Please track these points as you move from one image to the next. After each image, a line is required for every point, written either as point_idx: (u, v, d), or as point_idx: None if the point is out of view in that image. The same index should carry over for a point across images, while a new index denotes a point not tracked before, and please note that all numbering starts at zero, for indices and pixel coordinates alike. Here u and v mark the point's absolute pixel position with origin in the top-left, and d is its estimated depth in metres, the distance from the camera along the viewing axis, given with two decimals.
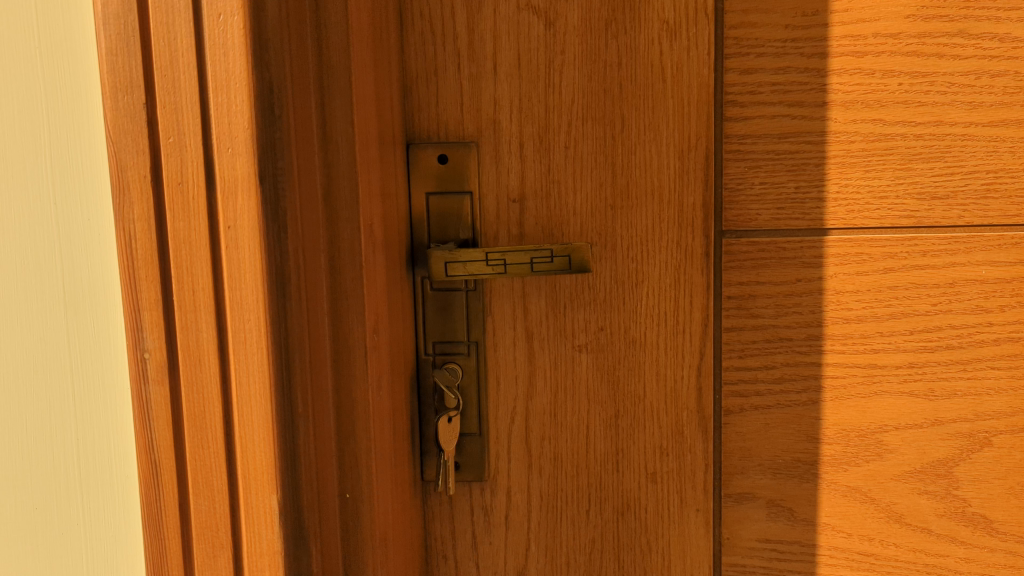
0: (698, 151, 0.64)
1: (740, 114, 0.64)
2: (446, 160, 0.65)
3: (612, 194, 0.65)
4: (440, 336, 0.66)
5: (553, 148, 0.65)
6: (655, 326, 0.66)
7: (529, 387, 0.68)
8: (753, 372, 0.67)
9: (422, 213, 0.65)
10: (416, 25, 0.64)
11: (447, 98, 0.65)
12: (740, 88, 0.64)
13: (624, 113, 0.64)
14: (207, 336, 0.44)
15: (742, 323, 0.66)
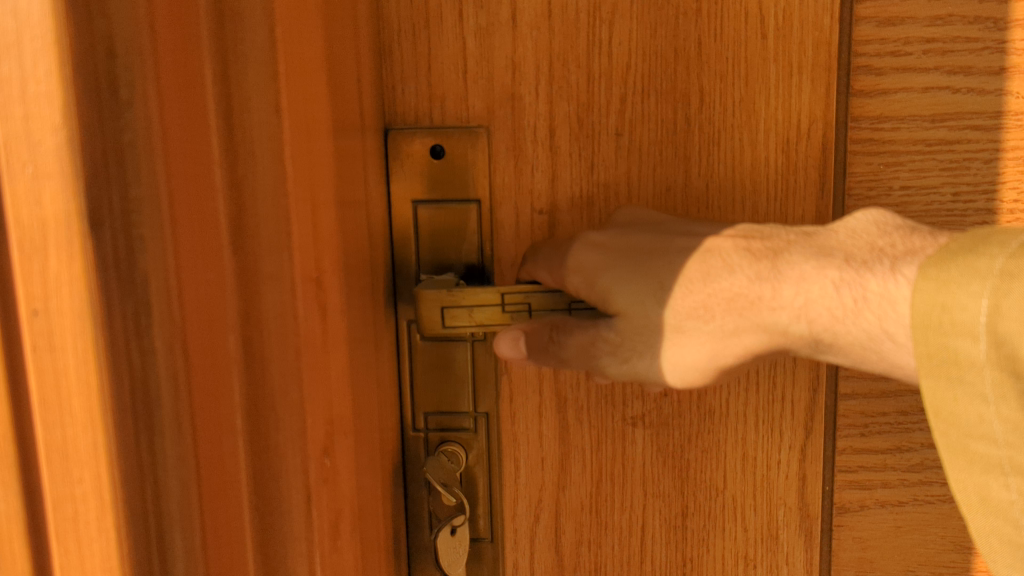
0: (811, 141, 0.44)
1: (875, 87, 0.43)
2: (441, 154, 0.44)
3: (684, 204, 0.45)
4: (435, 406, 0.46)
5: (599, 136, 0.44)
6: (740, 392, 0.47)
7: (560, 476, 0.48)
8: (881, 457, 0.47)
9: (408, 230, 0.45)
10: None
11: (442, 61, 0.44)
12: (879, 46, 0.43)
13: (704, 85, 0.44)
14: (7, 509, 0.24)
15: (867, 388, 0.47)
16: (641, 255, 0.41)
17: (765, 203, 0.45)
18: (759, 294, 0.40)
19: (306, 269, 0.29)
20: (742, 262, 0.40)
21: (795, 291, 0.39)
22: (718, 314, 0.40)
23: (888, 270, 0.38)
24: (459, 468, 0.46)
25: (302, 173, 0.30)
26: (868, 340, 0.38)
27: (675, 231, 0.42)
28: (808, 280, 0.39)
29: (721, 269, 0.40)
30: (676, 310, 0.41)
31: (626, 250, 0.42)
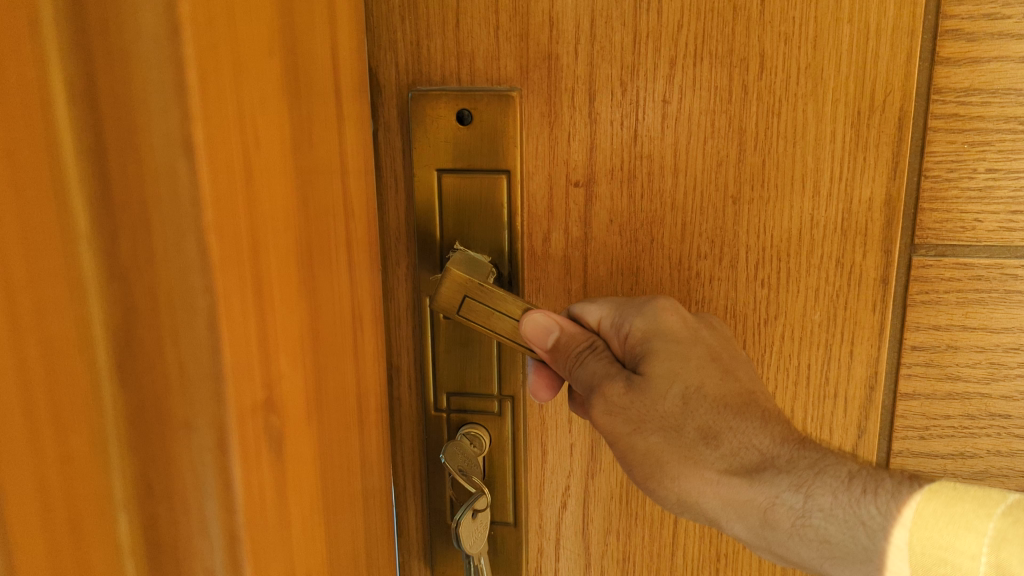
0: (885, 115, 0.39)
1: (964, 54, 0.38)
2: (468, 119, 0.40)
3: (736, 181, 0.41)
4: (457, 385, 0.44)
5: (644, 103, 0.40)
6: (787, 385, 0.43)
7: (589, 462, 0.46)
8: (942, 462, 0.43)
9: (432, 200, 0.42)
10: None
11: (472, 14, 0.40)
12: (973, 8, 0.37)
13: (764, 48, 0.39)
14: None
15: (931, 388, 0.42)
16: (704, 355, 0.38)
17: (828, 182, 0.40)
18: (778, 454, 0.36)
19: (261, 300, 0.26)
20: (774, 426, 0.37)
21: (813, 466, 0.36)
22: (725, 435, 0.36)
23: (905, 479, 0.35)
24: (483, 453, 0.44)
25: (259, 185, 0.26)
26: (864, 536, 0.35)
27: (741, 363, 0.39)
28: (830, 463, 0.36)
29: (755, 415, 0.37)
30: (688, 421, 0.36)
31: (694, 342, 0.38)
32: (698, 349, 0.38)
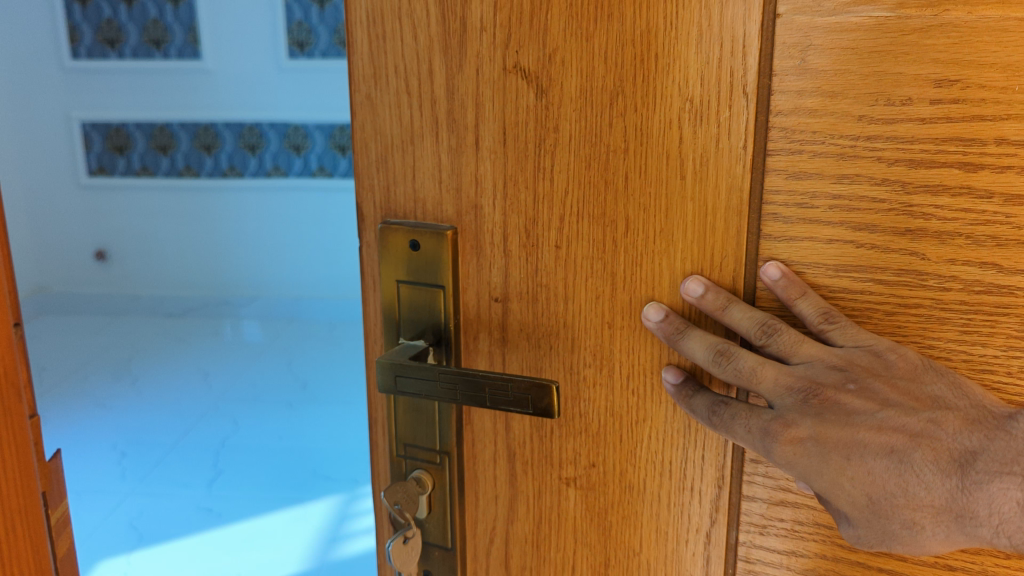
0: (723, 273, 0.49)
1: (783, 232, 0.48)
2: (417, 247, 0.54)
3: (610, 312, 0.52)
4: (408, 439, 0.58)
5: (540, 247, 0.52)
6: (655, 475, 0.54)
7: (511, 510, 0.58)
8: (781, 554, 0.53)
9: (394, 299, 0.56)
10: (390, 82, 0.52)
11: (423, 171, 0.53)
12: (789, 197, 0.47)
13: (628, 215, 0.50)
14: None
15: (767, 494, 0.52)
16: (841, 462, 0.44)
17: None
18: (954, 511, 0.42)
19: None
20: (932, 482, 0.43)
21: (978, 507, 0.42)
22: (920, 521, 0.43)
23: None
24: (424, 490, 0.57)
25: None
26: None
27: (863, 432, 0.44)
28: (987, 500, 0.41)
29: (906, 496, 0.43)
30: (886, 522, 0.44)
31: (826, 460, 0.44)
32: (839, 472, 0.44)
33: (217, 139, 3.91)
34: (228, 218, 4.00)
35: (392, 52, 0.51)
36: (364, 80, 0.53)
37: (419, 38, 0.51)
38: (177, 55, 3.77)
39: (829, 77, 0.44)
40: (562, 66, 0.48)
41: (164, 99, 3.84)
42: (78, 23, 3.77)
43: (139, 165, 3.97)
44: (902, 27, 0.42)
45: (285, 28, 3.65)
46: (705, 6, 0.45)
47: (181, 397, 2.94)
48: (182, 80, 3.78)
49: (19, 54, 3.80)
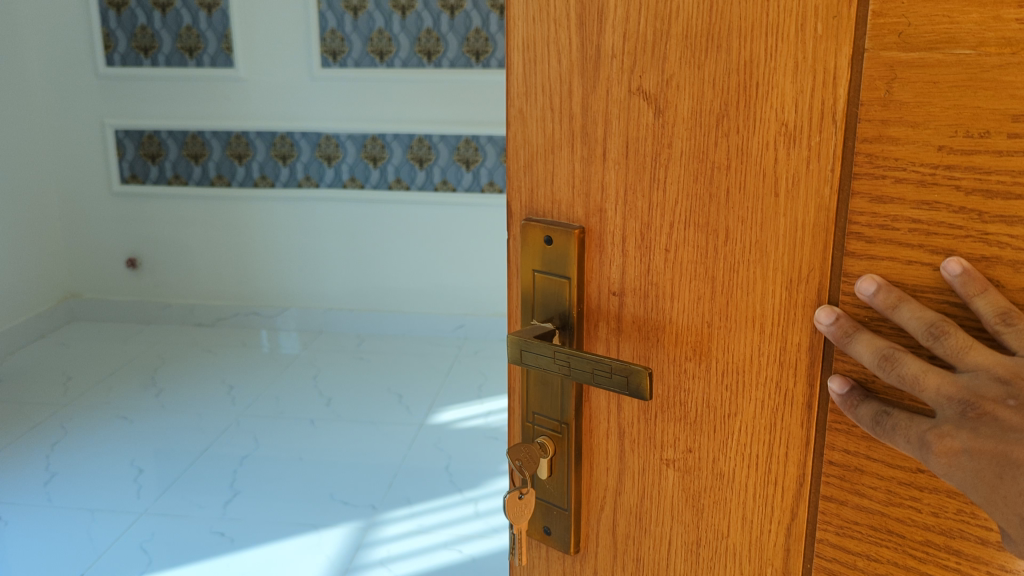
0: (810, 283, 0.56)
1: (865, 251, 0.53)
2: (551, 241, 0.67)
3: (708, 313, 0.61)
4: (538, 407, 0.73)
5: (653, 248, 0.62)
6: (743, 466, 0.63)
7: (619, 479, 0.70)
8: (853, 554, 0.58)
9: (531, 285, 0.71)
10: (538, 100, 0.65)
11: (559, 176, 0.66)
12: (870, 219, 0.52)
13: (727, 225, 0.58)
14: None
15: (842, 496, 0.58)
16: (994, 480, 0.49)
17: (770, 325, 0.58)
18: None
19: None
20: None
21: None
22: None
23: None
24: (545, 452, 0.72)
25: None
26: None
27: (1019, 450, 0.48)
28: None
29: None
30: None
31: (978, 477, 0.49)
32: (992, 489, 0.49)
33: (247, 148, 4.71)
34: (244, 221, 4.84)
35: (542, 76, 0.64)
36: (516, 98, 0.66)
37: (563, 65, 0.63)
38: (210, 61, 4.56)
39: (911, 108, 0.49)
40: (676, 90, 0.58)
41: (198, 109, 4.67)
42: (115, 31, 4.63)
43: (170, 172, 4.86)
44: (981, 64, 0.46)
45: (320, 38, 4.42)
46: (801, 42, 0.53)
47: (215, 405, 3.89)
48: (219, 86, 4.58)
49: (62, 57, 4.71)
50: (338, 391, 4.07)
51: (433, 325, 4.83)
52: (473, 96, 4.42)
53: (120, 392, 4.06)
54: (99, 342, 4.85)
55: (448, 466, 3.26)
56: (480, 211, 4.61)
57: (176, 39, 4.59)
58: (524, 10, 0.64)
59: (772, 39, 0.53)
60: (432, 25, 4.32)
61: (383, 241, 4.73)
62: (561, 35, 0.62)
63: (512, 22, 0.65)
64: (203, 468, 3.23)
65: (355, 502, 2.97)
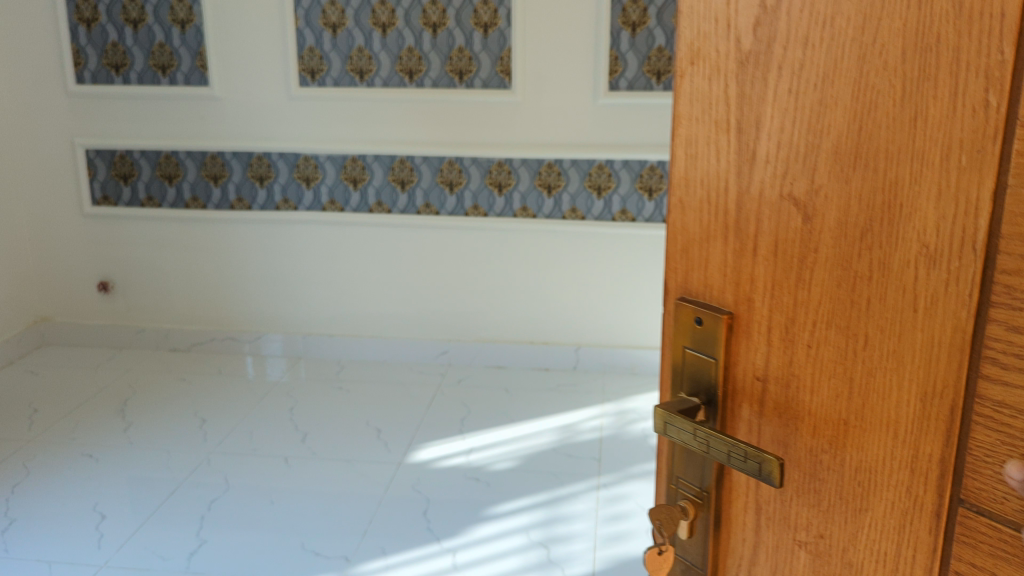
0: (943, 401, 0.66)
1: (1001, 379, 0.62)
2: (701, 321, 0.83)
3: (846, 412, 0.72)
4: (682, 473, 0.88)
5: (797, 341, 0.75)
6: (872, 560, 0.73)
7: (755, 550, 0.83)
8: None
9: (681, 359, 0.86)
10: (699, 190, 0.80)
11: (714, 262, 0.81)
12: (1005, 346, 0.62)
13: (867, 331, 0.70)
14: None
15: None
16: None
17: (904, 433, 0.68)
18: None
19: None
20: None
21: None
22: None
23: None
24: (687, 514, 0.87)
25: None
26: None
27: None
28: None
29: None
30: None
31: None
32: None
33: (224, 169, 4.66)
34: (218, 243, 4.79)
35: (705, 172, 0.79)
36: (678, 187, 0.82)
37: (724, 162, 0.77)
38: (185, 80, 4.50)
39: None
40: (822, 197, 0.70)
41: (171, 129, 4.60)
42: (84, 48, 4.55)
43: (144, 195, 4.80)
44: None
45: (298, 55, 4.36)
46: (947, 176, 0.63)
47: (187, 440, 3.92)
48: (193, 105, 4.52)
49: (34, 75, 4.66)
50: (312, 424, 4.08)
51: (417, 351, 4.79)
52: (454, 117, 4.36)
53: (88, 426, 4.06)
54: (70, 369, 4.81)
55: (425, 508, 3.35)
56: (463, 234, 4.55)
57: (148, 57, 4.51)
58: (689, 111, 0.80)
59: (913, 166, 0.64)
60: (413, 43, 4.26)
61: (362, 265, 4.70)
62: (722, 141, 0.77)
63: (678, 118, 0.81)
64: (163, 517, 3.29)
65: (327, 553, 3.06)
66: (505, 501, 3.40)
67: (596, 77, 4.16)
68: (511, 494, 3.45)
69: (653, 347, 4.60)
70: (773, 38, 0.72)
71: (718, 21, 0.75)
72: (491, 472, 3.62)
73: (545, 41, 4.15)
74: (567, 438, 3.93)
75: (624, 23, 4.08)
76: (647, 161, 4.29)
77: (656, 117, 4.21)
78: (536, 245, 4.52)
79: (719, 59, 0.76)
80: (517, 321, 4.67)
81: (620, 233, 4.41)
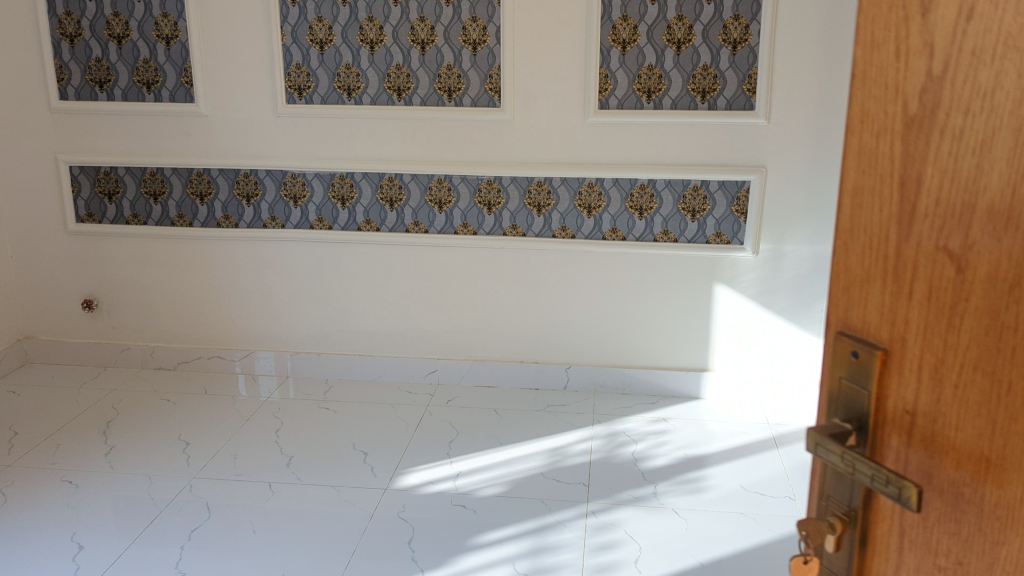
0: None
1: None
2: (857, 354, 0.96)
3: (989, 450, 0.83)
4: (832, 490, 1.04)
5: (945, 381, 0.87)
6: None
7: (896, 568, 0.96)
8: None
9: (839, 386, 1.01)
10: (862, 238, 0.94)
11: (872, 304, 0.94)
12: None
13: (1011, 377, 0.80)
14: None
15: None
16: None
17: None
18: None
19: None
20: None
21: None
22: None
23: None
24: (834, 528, 1.02)
25: None
26: None
27: None
28: None
29: None
30: None
31: None
32: None
33: (210, 186, 4.61)
34: (205, 261, 4.74)
35: (869, 221, 0.93)
36: (843, 231, 0.97)
37: (885, 216, 0.91)
38: (170, 96, 4.46)
39: None
40: (974, 252, 0.82)
41: (156, 146, 4.55)
42: (68, 63, 4.52)
43: (129, 211, 4.75)
44: None
45: (285, 72, 4.32)
46: None
47: (170, 465, 3.85)
48: (178, 122, 4.47)
49: (17, 93, 4.61)
50: (299, 446, 4.03)
51: (406, 369, 4.75)
52: (442, 135, 4.32)
53: (69, 449, 4.00)
54: (53, 388, 4.75)
55: (410, 538, 3.30)
56: (452, 252, 4.52)
57: (133, 72, 4.47)
58: (857, 164, 0.94)
59: None
60: (402, 61, 4.23)
61: (348, 283, 4.65)
62: (884, 191, 0.90)
63: (848, 170, 0.95)
64: (143, 548, 3.21)
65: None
66: (491, 529, 3.36)
67: (587, 95, 4.13)
68: (498, 522, 3.41)
69: (643, 366, 4.59)
70: (936, 107, 0.83)
71: (888, 88, 0.88)
72: (478, 499, 3.59)
73: (535, 59, 4.13)
74: (555, 462, 3.89)
75: (614, 40, 4.07)
76: (638, 180, 4.28)
77: (647, 135, 4.19)
78: (526, 264, 4.49)
79: (886, 120, 0.89)
80: (508, 339, 4.64)
81: (610, 252, 4.39)
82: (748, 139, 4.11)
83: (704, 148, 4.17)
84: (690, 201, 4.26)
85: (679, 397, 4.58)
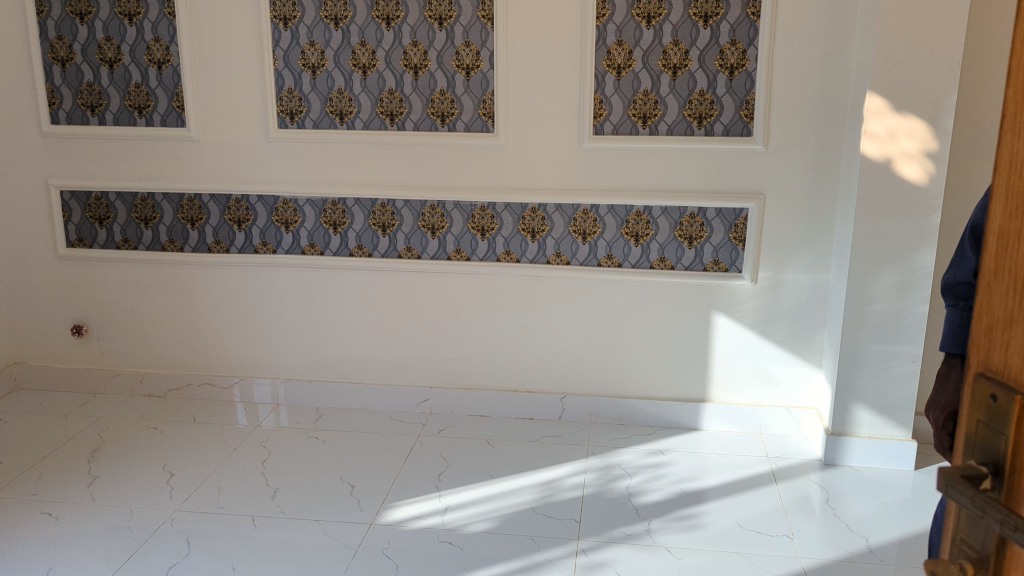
0: None
1: None
2: (995, 398, 0.90)
3: None
4: (969, 531, 0.97)
5: None
6: None
7: None
8: None
9: (976, 429, 0.95)
10: (1007, 279, 0.88)
11: (1015, 347, 0.88)
12: None
13: None
14: None
15: None
16: None
17: None
18: None
19: None
20: None
21: None
22: None
23: None
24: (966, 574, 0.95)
25: None
26: None
27: None
28: None
29: None
30: None
31: None
32: None
33: (201, 212, 4.49)
34: (195, 287, 4.61)
35: (1013, 260, 0.87)
36: (989, 271, 0.91)
37: None
38: (161, 121, 4.34)
39: None
40: None
41: (146, 171, 4.43)
42: (60, 87, 4.42)
43: (119, 236, 4.63)
44: None
45: (276, 96, 4.20)
46: None
47: (152, 496, 3.69)
48: (169, 146, 4.35)
49: (6, 117, 4.51)
50: (286, 478, 3.87)
51: (399, 398, 4.60)
52: (435, 160, 4.19)
53: (51, 479, 3.84)
54: (39, 415, 4.60)
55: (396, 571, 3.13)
56: (445, 280, 4.38)
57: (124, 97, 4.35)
58: (1004, 200, 0.88)
59: None
60: (394, 85, 4.11)
61: (339, 312, 4.52)
62: None
63: (994, 209, 0.90)
64: None
65: None
66: (475, 565, 3.18)
67: (581, 122, 4.01)
68: (479, 558, 3.23)
69: (641, 397, 4.42)
70: None
71: None
72: (465, 534, 3.41)
73: (531, 83, 4.01)
74: (545, 496, 3.72)
75: (609, 65, 3.95)
76: (633, 207, 4.13)
77: (643, 160, 4.06)
78: (520, 291, 4.34)
79: None
80: (502, 368, 4.48)
81: (605, 279, 4.24)
82: (747, 165, 3.98)
83: (700, 175, 4.03)
84: (686, 228, 4.11)
85: (677, 429, 4.41)
